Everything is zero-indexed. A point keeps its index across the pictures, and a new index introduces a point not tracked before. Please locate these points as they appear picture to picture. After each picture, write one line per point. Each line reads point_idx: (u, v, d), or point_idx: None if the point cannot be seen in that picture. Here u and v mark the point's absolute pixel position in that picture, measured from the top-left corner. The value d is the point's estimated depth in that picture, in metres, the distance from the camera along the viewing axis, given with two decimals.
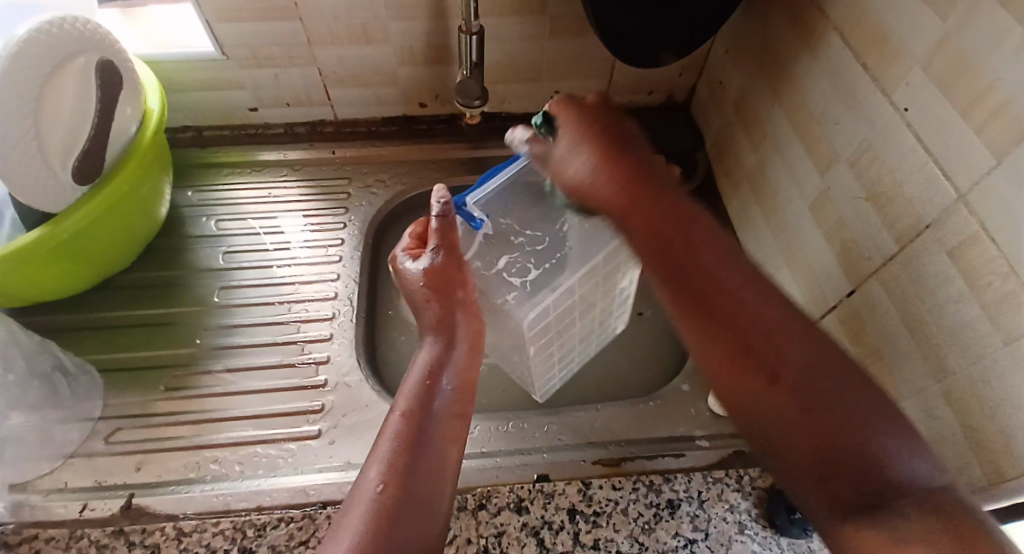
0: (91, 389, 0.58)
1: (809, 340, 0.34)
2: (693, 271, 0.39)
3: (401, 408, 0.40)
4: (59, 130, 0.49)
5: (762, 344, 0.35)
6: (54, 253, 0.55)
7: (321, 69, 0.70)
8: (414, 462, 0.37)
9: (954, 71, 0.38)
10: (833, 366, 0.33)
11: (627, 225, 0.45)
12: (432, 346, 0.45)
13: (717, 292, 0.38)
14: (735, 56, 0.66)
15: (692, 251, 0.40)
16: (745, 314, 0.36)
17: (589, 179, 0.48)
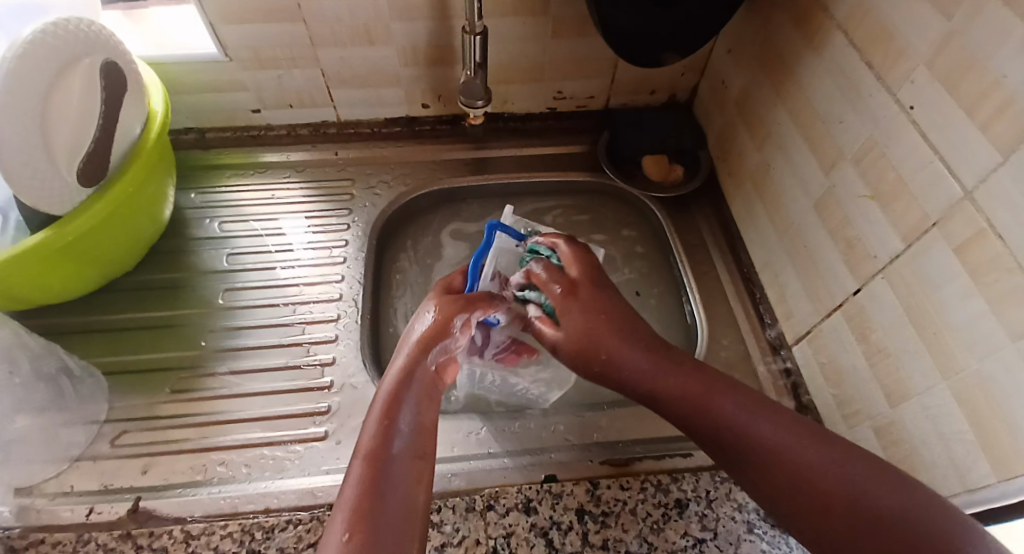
0: (97, 392, 0.58)
1: (776, 424, 0.40)
2: (709, 420, 0.42)
3: (361, 458, 0.39)
4: (65, 131, 0.48)
5: (772, 458, 0.39)
6: (58, 256, 0.55)
7: (324, 70, 0.70)
8: (372, 504, 0.37)
9: (958, 70, 0.38)
10: (826, 451, 0.38)
11: (617, 382, 0.48)
12: (382, 390, 0.44)
13: (735, 442, 0.41)
14: (738, 56, 0.66)
15: (711, 400, 0.43)
16: (743, 442, 0.40)
17: (576, 334, 0.50)
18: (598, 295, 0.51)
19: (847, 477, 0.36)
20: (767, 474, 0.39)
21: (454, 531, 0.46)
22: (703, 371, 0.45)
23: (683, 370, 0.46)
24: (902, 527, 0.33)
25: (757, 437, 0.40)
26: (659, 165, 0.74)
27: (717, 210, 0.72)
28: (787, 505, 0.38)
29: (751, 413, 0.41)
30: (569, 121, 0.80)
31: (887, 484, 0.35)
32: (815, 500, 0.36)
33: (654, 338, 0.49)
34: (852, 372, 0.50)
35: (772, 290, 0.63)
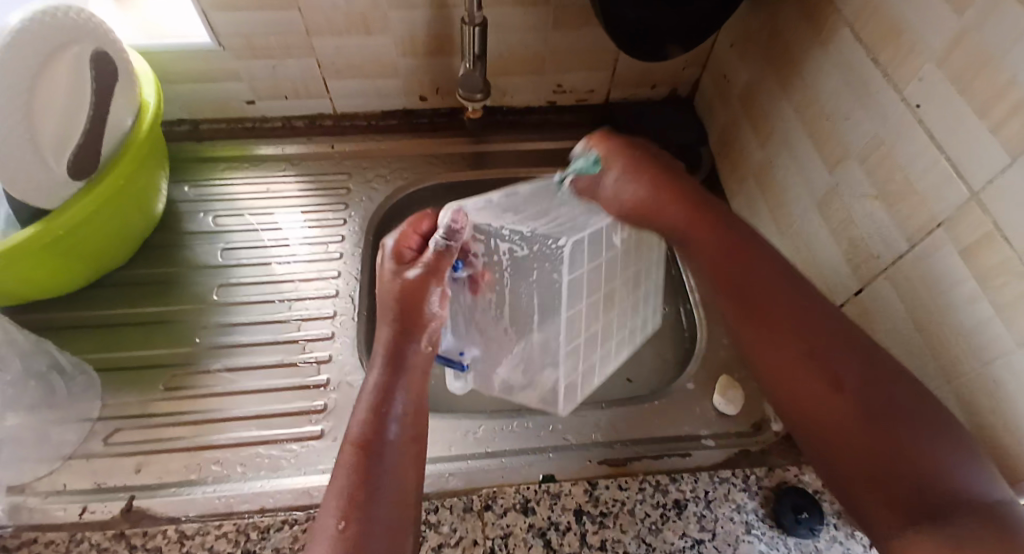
0: (89, 389, 0.57)
1: (826, 314, 0.43)
2: (741, 265, 0.48)
3: (358, 434, 0.40)
4: (52, 121, 0.47)
5: (812, 363, 0.41)
6: (47, 252, 0.54)
7: (320, 61, 0.69)
8: (367, 492, 0.38)
9: (968, 68, 0.38)
10: (864, 366, 0.40)
11: (657, 220, 0.53)
12: (379, 359, 0.45)
13: (783, 318, 0.44)
14: (742, 50, 0.65)
15: (753, 263, 0.48)
16: (802, 328, 0.43)
17: (645, 191, 0.53)
18: (665, 167, 0.55)
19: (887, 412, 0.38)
20: (795, 371, 0.42)
21: (451, 531, 0.46)
22: (750, 251, 0.49)
23: (721, 228, 0.51)
24: (901, 448, 0.36)
25: (819, 362, 0.41)
26: None
27: None
28: (791, 397, 0.42)
29: (789, 288, 0.46)
30: (570, 114, 0.79)
31: (898, 432, 0.37)
32: (829, 375, 0.40)
33: (701, 199, 0.53)
34: None
35: None
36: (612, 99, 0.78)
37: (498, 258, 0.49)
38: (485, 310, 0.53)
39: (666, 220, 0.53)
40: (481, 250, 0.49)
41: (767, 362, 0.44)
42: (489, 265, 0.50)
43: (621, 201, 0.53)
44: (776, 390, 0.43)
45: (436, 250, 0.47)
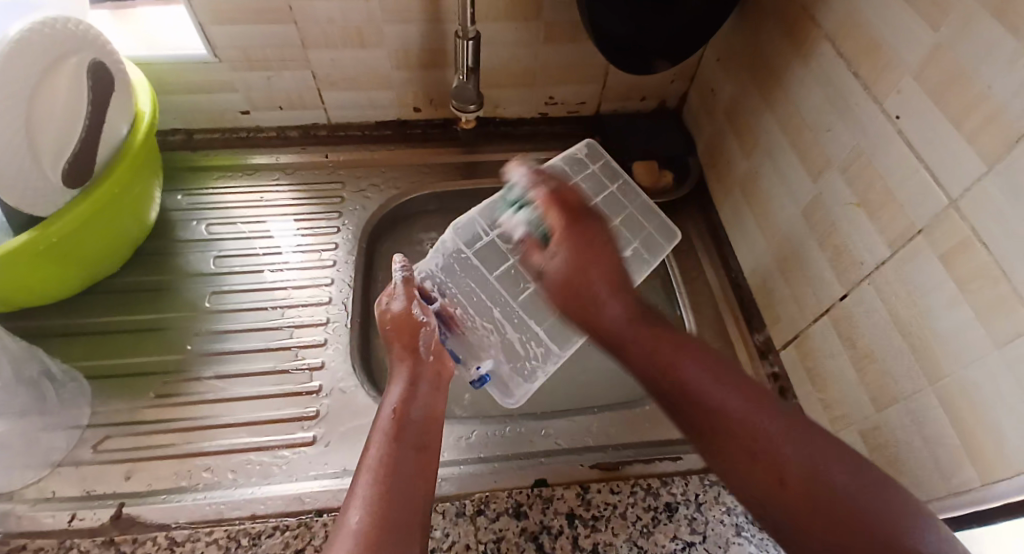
0: (79, 396, 0.57)
1: (756, 407, 0.39)
2: (676, 382, 0.42)
3: (384, 429, 0.43)
4: (50, 130, 0.48)
5: (759, 462, 0.37)
6: (41, 258, 0.54)
7: (316, 72, 0.70)
8: (390, 493, 0.38)
9: (943, 81, 0.39)
10: (799, 449, 0.37)
11: (592, 315, 0.49)
12: (397, 379, 0.47)
13: (705, 410, 0.40)
14: (728, 65, 0.67)
15: (678, 364, 0.42)
16: (721, 417, 0.39)
17: (566, 271, 0.51)
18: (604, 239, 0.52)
19: (823, 463, 0.36)
20: (750, 456, 0.37)
21: (444, 536, 0.46)
22: (672, 333, 0.45)
23: (649, 328, 0.46)
24: (861, 520, 0.33)
25: (755, 431, 0.38)
26: (649, 170, 0.74)
27: (706, 216, 0.73)
28: (747, 488, 0.37)
29: (727, 382, 0.41)
30: (561, 125, 0.80)
31: (870, 485, 0.35)
32: (777, 473, 0.36)
33: (613, 268, 0.50)
34: (839, 377, 0.51)
35: (759, 295, 0.63)
36: (602, 111, 0.79)
37: (467, 297, 0.60)
38: (476, 330, 0.58)
39: (607, 302, 0.49)
40: (436, 290, 0.60)
41: (723, 465, 0.39)
42: (446, 298, 0.59)
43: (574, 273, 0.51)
44: (729, 476, 0.38)
45: (406, 279, 0.54)
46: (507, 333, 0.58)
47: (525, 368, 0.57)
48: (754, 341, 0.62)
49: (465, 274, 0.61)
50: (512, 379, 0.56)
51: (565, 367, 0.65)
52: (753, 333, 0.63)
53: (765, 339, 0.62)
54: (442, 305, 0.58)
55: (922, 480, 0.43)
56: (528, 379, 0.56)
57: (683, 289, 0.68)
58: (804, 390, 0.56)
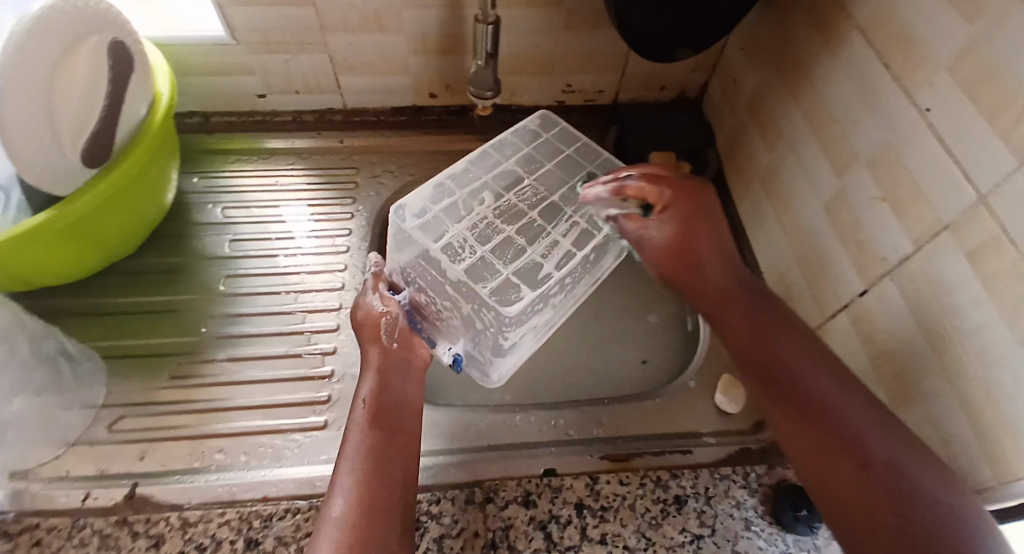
0: (95, 376, 0.58)
1: (866, 401, 0.41)
2: (783, 374, 0.45)
3: (358, 419, 0.45)
4: (70, 111, 0.48)
5: (841, 449, 0.39)
6: (61, 236, 0.54)
7: (333, 57, 0.69)
8: (373, 480, 0.40)
9: (979, 73, 0.38)
10: (914, 453, 0.38)
11: (694, 287, 0.56)
12: (369, 370, 0.49)
13: (809, 401, 0.42)
14: (752, 55, 0.65)
15: (784, 358, 0.46)
16: (824, 412, 0.41)
17: (673, 238, 0.56)
18: (693, 203, 0.56)
19: (897, 455, 0.38)
20: (831, 460, 0.39)
21: (452, 523, 0.46)
22: (782, 325, 0.48)
23: (753, 296, 0.52)
24: (921, 496, 0.35)
25: (842, 419, 0.40)
26: (666, 161, 0.71)
27: (724, 209, 0.72)
28: (815, 477, 0.40)
29: (847, 387, 0.42)
30: (578, 114, 0.79)
31: (920, 460, 0.37)
32: (853, 455, 0.38)
33: (723, 248, 0.55)
34: (857, 376, 0.50)
35: (776, 291, 0.62)
36: (621, 101, 0.78)
37: (428, 278, 0.52)
38: (444, 302, 0.52)
39: (709, 262, 0.55)
40: (405, 280, 0.55)
41: (807, 467, 0.40)
42: (416, 291, 0.54)
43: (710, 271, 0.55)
44: (815, 486, 0.39)
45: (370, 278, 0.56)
46: (467, 308, 0.51)
47: (489, 344, 0.52)
48: None
49: (428, 262, 0.52)
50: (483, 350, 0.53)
51: (577, 358, 0.65)
52: None
53: None
54: (411, 296, 0.55)
55: None
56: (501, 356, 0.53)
57: None
58: None
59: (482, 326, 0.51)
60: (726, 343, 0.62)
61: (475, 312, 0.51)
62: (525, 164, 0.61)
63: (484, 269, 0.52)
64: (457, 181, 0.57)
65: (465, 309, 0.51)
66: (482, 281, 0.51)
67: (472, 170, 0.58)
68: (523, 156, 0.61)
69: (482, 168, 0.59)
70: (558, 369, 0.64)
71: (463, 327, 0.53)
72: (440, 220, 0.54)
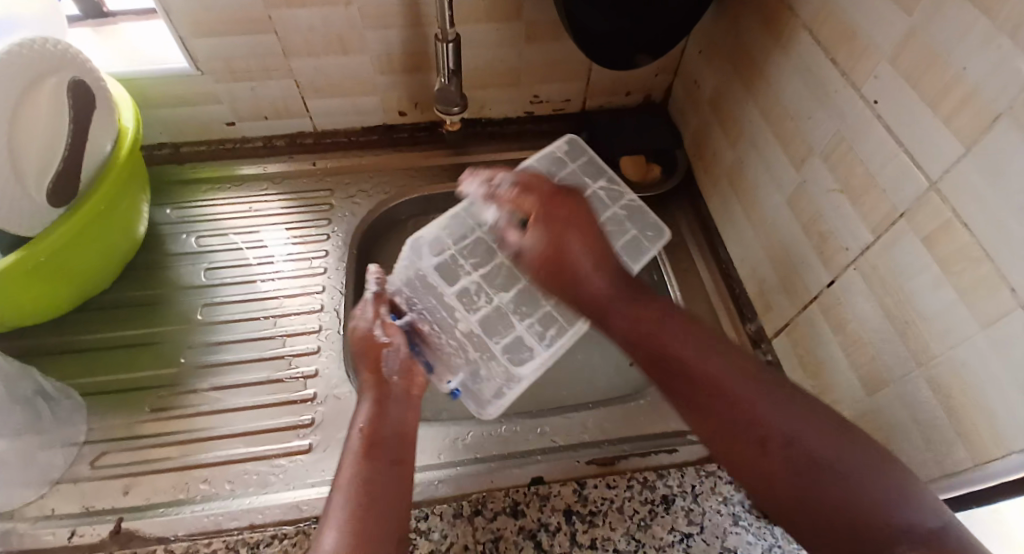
0: (76, 412, 0.57)
1: (778, 396, 0.41)
2: (667, 360, 0.46)
3: (353, 453, 0.43)
4: (33, 149, 0.48)
5: (742, 429, 0.40)
6: (31, 276, 0.54)
7: (300, 81, 0.70)
8: (367, 516, 0.40)
9: (919, 62, 0.39)
10: (821, 426, 0.39)
11: (604, 319, 0.52)
12: (365, 399, 0.47)
13: (710, 384, 0.43)
14: (709, 56, 0.67)
15: (665, 341, 0.47)
16: (709, 388, 0.43)
17: (544, 251, 0.55)
18: (572, 202, 0.55)
19: (800, 429, 0.39)
20: (733, 437, 0.40)
21: (442, 538, 0.46)
22: (653, 302, 0.50)
23: (631, 298, 0.51)
24: (838, 472, 0.36)
25: (720, 384, 0.42)
26: (637, 164, 0.74)
27: (695, 208, 0.73)
28: (720, 449, 0.41)
29: (709, 355, 0.44)
30: (548, 124, 0.80)
31: (832, 432, 0.38)
32: (752, 435, 0.40)
33: (597, 244, 0.54)
34: (830, 363, 0.51)
35: (749, 285, 0.63)
36: (588, 108, 0.79)
37: (439, 315, 0.57)
38: (454, 342, 0.55)
39: (609, 301, 0.52)
40: (407, 304, 0.57)
41: (709, 436, 0.42)
42: (417, 318, 0.56)
43: (626, 317, 0.50)
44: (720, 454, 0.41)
45: (374, 298, 0.54)
46: (473, 351, 0.55)
47: (491, 384, 0.54)
48: (746, 331, 0.62)
49: (439, 300, 0.57)
50: (477, 395, 0.54)
51: (560, 364, 0.66)
52: (744, 323, 0.63)
53: (756, 328, 0.62)
54: (411, 320, 0.56)
55: (915, 462, 0.43)
56: (499, 398, 0.53)
57: (675, 282, 0.68)
58: (795, 377, 0.56)
59: (489, 372, 0.54)
60: None
61: (484, 355, 0.55)
62: None
63: (495, 318, 0.57)
64: (473, 217, 0.62)
65: (471, 355, 0.55)
66: (497, 329, 0.56)
67: (489, 205, 0.62)
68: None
69: None
70: (542, 377, 0.65)
71: (466, 363, 0.55)
72: (454, 260, 0.60)
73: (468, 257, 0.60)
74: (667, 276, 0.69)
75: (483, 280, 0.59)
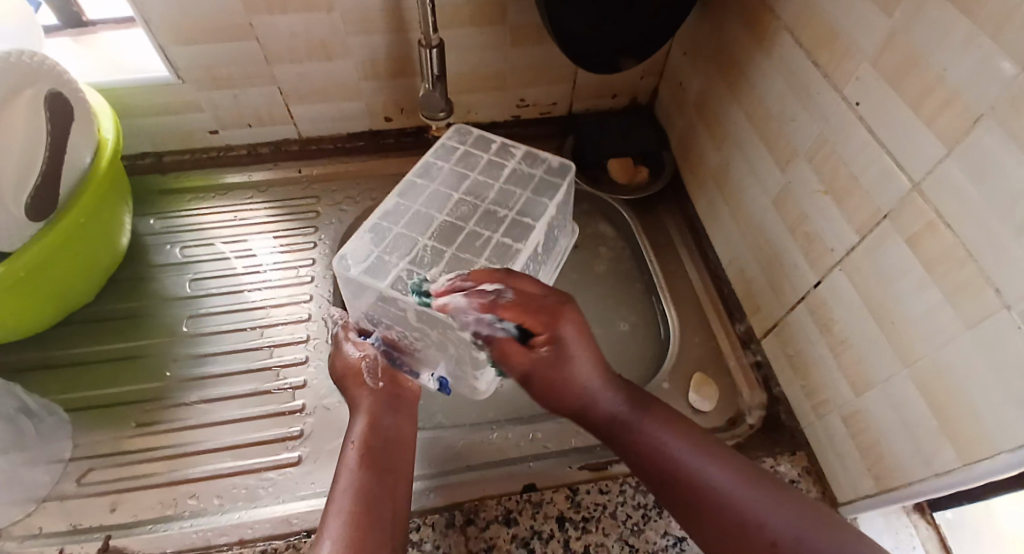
0: (60, 430, 0.56)
1: (764, 487, 0.42)
2: (653, 452, 0.45)
3: (352, 461, 0.45)
4: (10, 164, 0.47)
5: (730, 514, 0.41)
6: (11, 293, 0.53)
7: (283, 88, 0.69)
8: (365, 522, 0.40)
9: (899, 64, 0.40)
10: (797, 511, 0.41)
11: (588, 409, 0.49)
12: (362, 410, 0.49)
13: (689, 478, 0.43)
14: (694, 58, 0.67)
15: (654, 436, 0.46)
16: (696, 483, 0.43)
17: (529, 365, 0.49)
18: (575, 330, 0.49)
19: (772, 516, 0.40)
20: (727, 528, 0.41)
21: (434, 548, 0.46)
22: (655, 404, 0.49)
23: (622, 425, 0.48)
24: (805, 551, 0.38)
25: (711, 486, 0.42)
26: (624, 168, 0.75)
27: (683, 209, 0.73)
28: (708, 539, 0.41)
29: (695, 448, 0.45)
30: (534, 127, 0.80)
31: (806, 534, 0.39)
32: (746, 523, 0.40)
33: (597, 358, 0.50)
34: (818, 363, 0.51)
35: (738, 286, 0.63)
36: (574, 110, 0.79)
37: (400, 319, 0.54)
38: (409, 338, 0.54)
39: (595, 397, 0.49)
40: (371, 322, 0.55)
41: (703, 532, 0.42)
42: (383, 329, 0.54)
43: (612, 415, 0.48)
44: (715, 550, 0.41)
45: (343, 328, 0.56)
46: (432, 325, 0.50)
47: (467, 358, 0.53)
48: (736, 331, 0.63)
49: (384, 301, 0.51)
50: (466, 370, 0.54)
51: None
52: (734, 323, 0.63)
53: (745, 329, 0.62)
54: (382, 334, 0.55)
55: (905, 462, 0.43)
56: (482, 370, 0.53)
57: (664, 283, 0.68)
58: (785, 377, 0.56)
59: (455, 338, 0.50)
60: (694, 342, 0.63)
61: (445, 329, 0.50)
62: (450, 181, 0.58)
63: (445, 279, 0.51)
64: (417, 196, 0.57)
65: (424, 324, 0.50)
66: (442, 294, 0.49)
67: (419, 184, 0.58)
68: (446, 177, 0.59)
69: (413, 199, 0.56)
70: None
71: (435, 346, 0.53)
72: (383, 259, 0.52)
73: (394, 251, 0.52)
74: (655, 277, 0.68)
75: (412, 264, 0.51)
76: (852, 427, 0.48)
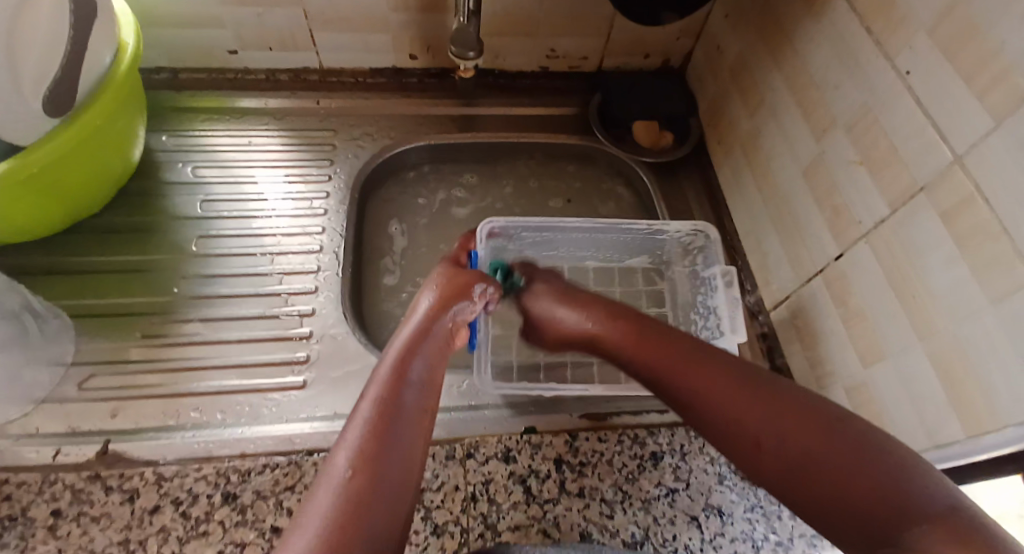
0: (63, 333, 0.56)
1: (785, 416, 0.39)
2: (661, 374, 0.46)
3: (385, 378, 0.41)
4: (30, 54, 0.45)
5: (745, 424, 0.40)
6: (21, 190, 0.52)
7: (309, 11, 0.67)
8: (380, 448, 0.37)
9: (956, 36, 0.39)
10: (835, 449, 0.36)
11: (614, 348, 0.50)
12: (410, 328, 0.46)
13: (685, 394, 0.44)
14: (735, 21, 0.65)
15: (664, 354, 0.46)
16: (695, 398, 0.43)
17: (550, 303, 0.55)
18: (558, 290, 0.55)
19: (785, 440, 0.38)
20: (742, 440, 0.40)
21: (434, 477, 0.47)
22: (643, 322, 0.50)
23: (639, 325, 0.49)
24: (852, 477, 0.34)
25: (716, 400, 0.42)
26: (649, 130, 0.74)
27: (704, 177, 0.73)
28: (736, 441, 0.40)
29: (694, 367, 0.44)
30: (560, 81, 0.79)
31: (845, 461, 0.35)
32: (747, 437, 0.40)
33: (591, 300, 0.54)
34: (828, 334, 0.52)
35: (753, 258, 0.64)
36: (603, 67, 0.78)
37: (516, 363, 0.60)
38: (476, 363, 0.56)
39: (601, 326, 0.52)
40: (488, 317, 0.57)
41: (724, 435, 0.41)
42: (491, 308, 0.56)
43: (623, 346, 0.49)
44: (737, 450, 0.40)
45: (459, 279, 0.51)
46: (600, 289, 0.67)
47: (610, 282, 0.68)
48: (745, 302, 0.63)
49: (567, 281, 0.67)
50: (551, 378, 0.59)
51: None
52: (744, 294, 0.63)
53: (755, 300, 0.62)
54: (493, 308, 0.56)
55: (906, 434, 0.44)
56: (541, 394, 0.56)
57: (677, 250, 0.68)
58: (791, 348, 0.57)
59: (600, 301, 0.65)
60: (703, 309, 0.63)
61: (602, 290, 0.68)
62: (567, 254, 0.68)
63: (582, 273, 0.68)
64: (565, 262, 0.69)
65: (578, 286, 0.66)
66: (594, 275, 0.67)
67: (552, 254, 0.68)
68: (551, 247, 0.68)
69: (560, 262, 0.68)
70: None
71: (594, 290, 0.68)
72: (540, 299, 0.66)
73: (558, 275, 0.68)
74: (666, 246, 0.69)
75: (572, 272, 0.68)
76: (854, 399, 0.49)
